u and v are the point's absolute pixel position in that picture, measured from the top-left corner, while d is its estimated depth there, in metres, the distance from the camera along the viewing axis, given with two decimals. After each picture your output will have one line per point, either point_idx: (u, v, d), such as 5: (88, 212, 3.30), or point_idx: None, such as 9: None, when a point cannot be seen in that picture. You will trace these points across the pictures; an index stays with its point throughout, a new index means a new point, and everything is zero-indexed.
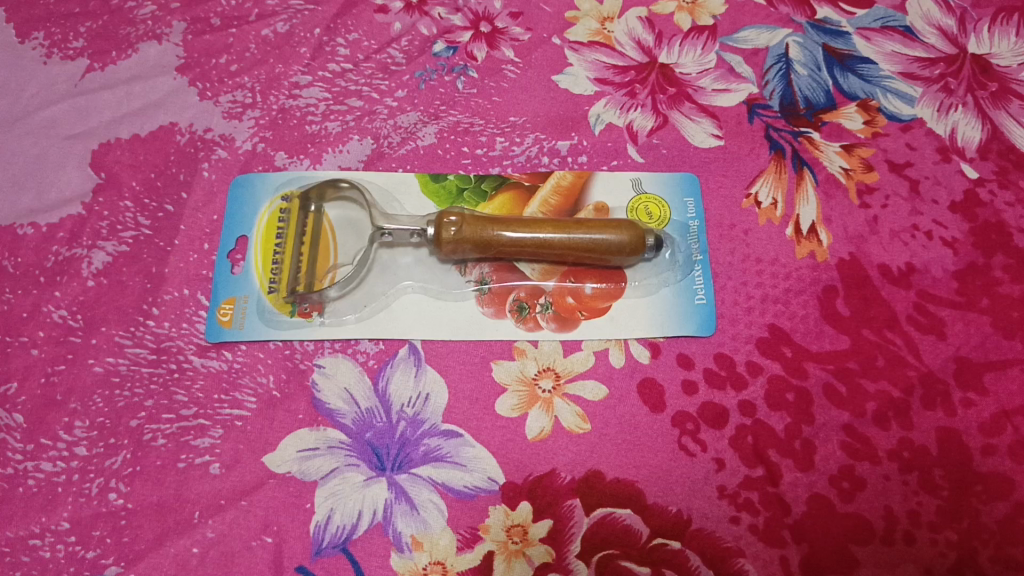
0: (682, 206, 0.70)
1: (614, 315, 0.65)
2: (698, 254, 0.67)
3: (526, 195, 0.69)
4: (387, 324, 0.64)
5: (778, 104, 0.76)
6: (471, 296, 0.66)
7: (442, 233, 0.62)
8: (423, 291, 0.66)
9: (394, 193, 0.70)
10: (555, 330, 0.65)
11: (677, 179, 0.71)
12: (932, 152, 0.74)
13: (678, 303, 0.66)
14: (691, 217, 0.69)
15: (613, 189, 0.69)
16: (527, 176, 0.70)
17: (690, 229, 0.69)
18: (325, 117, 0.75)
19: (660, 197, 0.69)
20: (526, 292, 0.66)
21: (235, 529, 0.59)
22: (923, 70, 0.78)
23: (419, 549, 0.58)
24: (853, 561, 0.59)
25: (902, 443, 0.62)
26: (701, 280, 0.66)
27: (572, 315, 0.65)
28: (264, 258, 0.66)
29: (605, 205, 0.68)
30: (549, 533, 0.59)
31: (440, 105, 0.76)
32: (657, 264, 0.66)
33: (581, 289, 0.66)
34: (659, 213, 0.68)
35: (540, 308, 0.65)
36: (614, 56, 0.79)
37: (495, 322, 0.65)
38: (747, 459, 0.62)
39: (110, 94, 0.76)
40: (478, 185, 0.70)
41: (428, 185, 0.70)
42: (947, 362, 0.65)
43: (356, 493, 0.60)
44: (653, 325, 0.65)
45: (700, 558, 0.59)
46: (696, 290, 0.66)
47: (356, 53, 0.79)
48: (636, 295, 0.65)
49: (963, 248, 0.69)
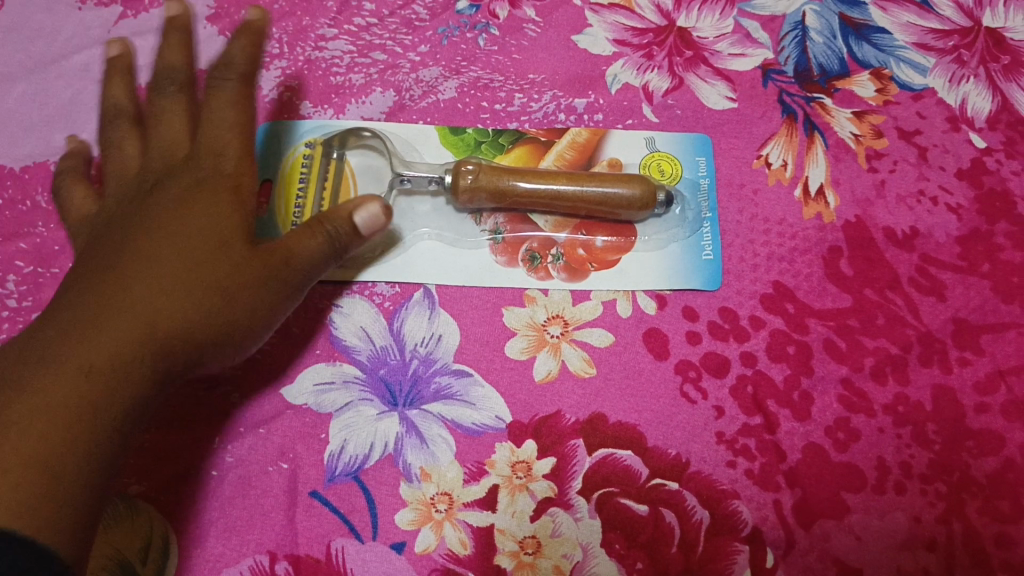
0: (693, 165, 0.72)
1: (624, 268, 0.67)
2: (707, 212, 0.70)
3: (542, 149, 0.72)
4: (405, 268, 0.67)
5: (793, 70, 0.77)
6: (486, 245, 0.68)
7: (459, 181, 0.64)
8: (439, 238, 0.68)
9: (415, 144, 0.73)
10: (565, 280, 0.67)
11: (690, 138, 0.73)
12: (942, 121, 0.75)
13: (685, 258, 0.68)
14: (702, 175, 0.71)
15: (627, 145, 0.72)
16: (543, 132, 0.73)
17: (701, 187, 0.71)
18: (349, 69, 0.77)
19: (672, 155, 0.72)
20: (539, 243, 0.68)
21: (253, 454, 0.62)
22: (937, 41, 0.78)
23: (428, 480, 0.61)
24: (844, 507, 0.61)
25: (898, 398, 0.64)
26: (709, 237, 0.69)
27: (582, 266, 0.68)
28: (286, 202, 0.69)
29: (618, 161, 0.71)
30: (552, 470, 0.62)
31: (461, 61, 0.78)
32: (667, 220, 0.69)
33: (592, 241, 0.68)
34: (670, 170, 0.71)
35: (552, 258, 0.68)
36: (633, 18, 0.80)
37: (507, 270, 0.67)
38: (747, 408, 0.64)
39: (142, 42, 0.79)
40: (496, 138, 0.73)
41: (447, 137, 0.73)
42: (946, 323, 0.67)
43: (369, 426, 0.63)
44: (660, 278, 0.67)
45: (696, 499, 0.61)
46: (704, 247, 0.69)
47: (381, 8, 0.80)
48: (646, 249, 0.68)
49: (967, 214, 0.71)
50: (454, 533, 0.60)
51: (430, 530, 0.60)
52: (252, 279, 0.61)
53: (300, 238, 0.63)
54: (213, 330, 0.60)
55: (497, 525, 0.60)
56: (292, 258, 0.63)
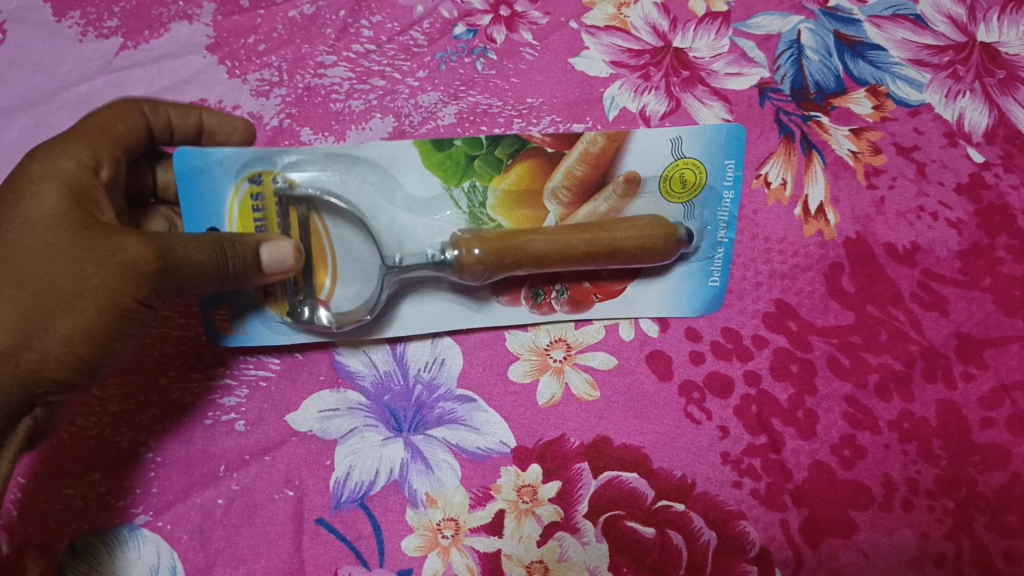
0: (721, 170, 0.66)
1: (629, 296, 0.67)
2: (724, 234, 0.67)
3: (548, 165, 0.65)
4: (411, 325, 0.65)
5: (790, 88, 0.77)
6: (487, 288, 0.66)
7: (463, 265, 0.59)
8: (437, 286, 0.65)
9: (391, 172, 0.64)
10: (567, 312, 0.67)
11: (723, 136, 0.66)
12: (939, 137, 0.75)
13: (689, 284, 0.67)
14: (727, 184, 0.66)
15: (649, 153, 0.65)
16: (550, 138, 0.65)
17: (722, 200, 0.67)
18: (349, 96, 0.78)
19: (697, 163, 0.66)
20: (542, 278, 0.66)
21: (259, 482, 0.62)
22: (932, 57, 0.78)
23: (434, 506, 0.61)
24: (852, 525, 0.61)
25: (903, 414, 0.64)
26: (721, 263, 0.67)
27: (586, 299, 0.67)
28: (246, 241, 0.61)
29: (636, 175, 0.65)
30: (558, 493, 0.62)
31: (459, 86, 0.79)
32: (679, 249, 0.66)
33: (598, 271, 0.66)
34: (694, 182, 0.66)
35: (556, 293, 0.66)
36: (630, 40, 0.80)
37: (508, 310, 0.66)
38: (751, 427, 0.64)
39: (142, 72, 0.78)
40: (491, 152, 0.65)
41: (431, 155, 0.64)
42: (948, 338, 0.67)
43: (374, 452, 0.63)
44: (667, 309, 0.67)
45: (703, 519, 0.61)
46: (712, 273, 0.67)
47: (379, 35, 0.81)
48: (649, 278, 0.67)
49: (967, 228, 0.71)
50: (461, 560, 0.60)
51: (437, 556, 0.60)
52: (74, 286, 0.51)
53: (189, 243, 0.54)
54: (53, 350, 0.51)
55: (504, 551, 0.60)
56: (172, 254, 0.53)
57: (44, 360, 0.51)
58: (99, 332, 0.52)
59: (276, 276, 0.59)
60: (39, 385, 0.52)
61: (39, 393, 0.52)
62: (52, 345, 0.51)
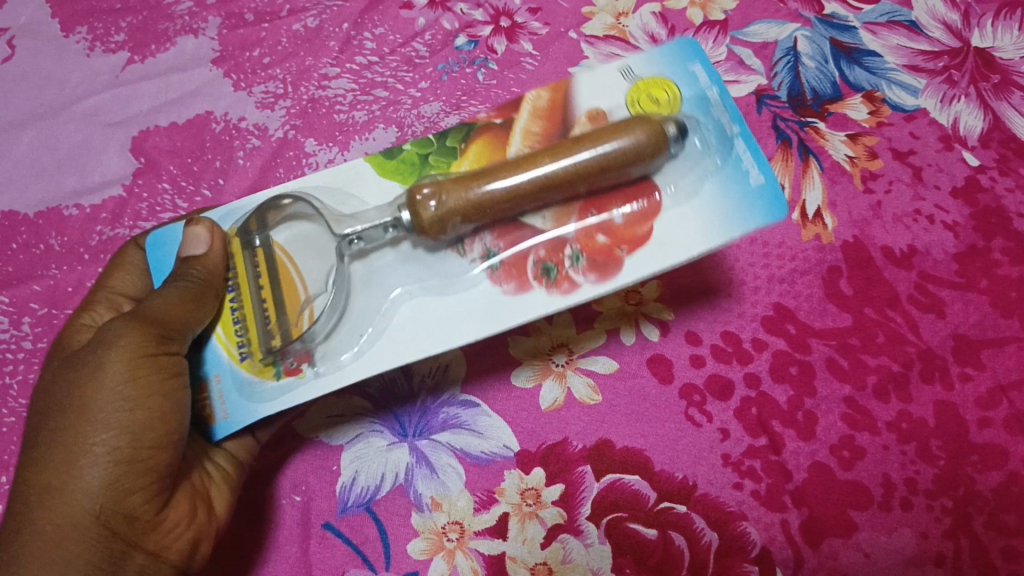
0: (689, 75, 0.60)
1: (660, 236, 0.55)
2: (734, 125, 0.57)
3: (503, 134, 0.61)
4: (398, 344, 0.54)
5: (787, 95, 0.78)
6: (483, 277, 0.56)
7: (421, 212, 0.54)
8: (420, 287, 0.57)
9: (345, 188, 0.61)
10: (596, 281, 0.55)
11: (672, 49, 0.62)
12: (935, 141, 0.76)
13: (729, 190, 0.55)
14: (705, 84, 0.60)
15: (601, 87, 0.61)
16: (495, 113, 0.62)
17: (711, 98, 0.59)
18: (352, 107, 0.79)
19: (662, 78, 0.60)
20: (546, 249, 0.56)
21: (269, 487, 0.63)
22: (927, 62, 0.80)
23: (439, 509, 0.62)
24: (851, 525, 0.62)
25: (901, 415, 0.65)
26: (748, 150, 0.56)
27: (611, 255, 0.56)
28: (220, 319, 0.58)
29: (598, 110, 0.60)
30: (561, 496, 0.62)
31: (461, 96, 0.80)
32: (687, 157, 0.57)
33: (609, 219, 0.57)
34: (664, 93, 0.60)
35: (570, 259, 0.56)
36: (629, 49, 0.81)
37: (519, 297, 0.55)
38: (751, 429, 0.65)
39: (148, 85, 0.80)
40: (443, 144, 0.62)
41: (383, 164, 0.62)
42: (946, 340, 0.68)
43: (380, 457, 0.64)
44: (709, 231, 0.54)
45: (704, 521, 0.62)
46: (748, 170, 0.56)
47: (381, 46, 0.82)
48: (678, 203, 0.56)
49: (964, 231, 0.72)
50: (466, 562, 0.60)
51: (442, 559, 0.60)
52: (94, 370, 0.53)
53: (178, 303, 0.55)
54: (101, 438, 0.51)
55: (509, 553, 0.61)
56: (146, 313, 0.54)
57: (113, 459, 0.51)
58: (131, 398, 0.52)
59: (213, 264, 0.57)
60: (127, 483, 0.51)
61: (130, 500, 0.52)
62: (98, 436, 0.51)
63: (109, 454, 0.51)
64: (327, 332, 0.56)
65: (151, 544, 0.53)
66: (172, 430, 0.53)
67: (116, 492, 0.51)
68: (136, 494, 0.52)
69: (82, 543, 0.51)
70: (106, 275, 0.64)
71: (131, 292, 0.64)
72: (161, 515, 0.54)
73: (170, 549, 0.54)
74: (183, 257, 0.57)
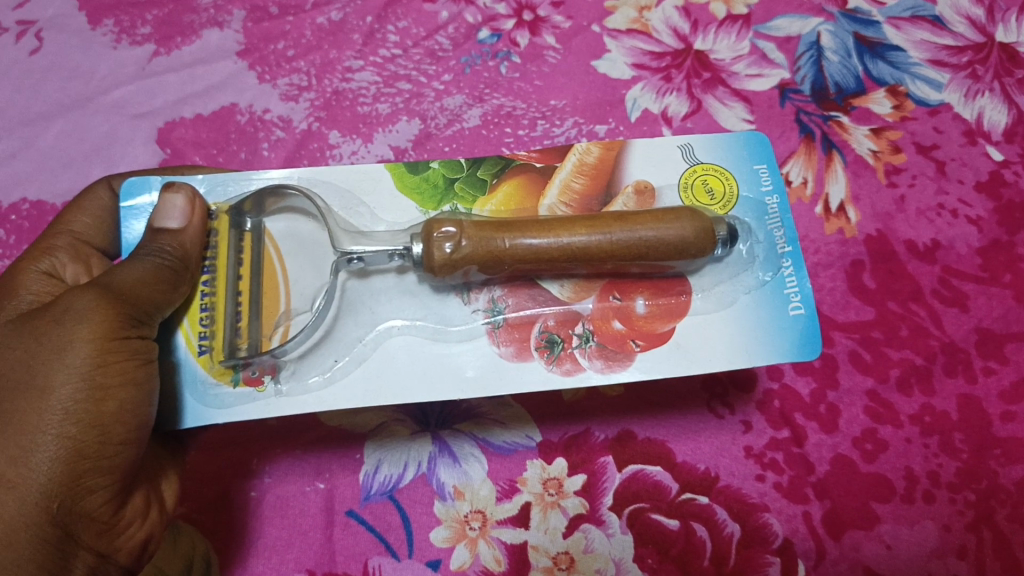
0: (752, 176, 0.59)
1: (682, 341, 0.53)
2: (785, 244, 0.57)
3: (541, 180, 0.60)
4: (370, 384, 0.52)
5: (810, 89, 0.78)
6: (484, 334, 0.54)
7: (434, 252, 0.51)
8: (415, 333, 0.54)
9: (357, 194, 0.58)
10: (601, 368, 0.53)
11: (742, 140, 0.60)
12: (959, 135, 0.75)
13: (766, 317, 0.54)
14: (766, 190, 0.59)
15: (656, 157, 0.59)
16: (537, 155, 0.61)
17: (768, 207, 0.58)
18: (376, 99, 0.80)
19: (722, 168, 0.59)
20: (555, 320, 0.55)
21: (291, 474, 0.64)
22: (951, 57, 0.79)
23: (462, 498, 0.62)
24: (873, 517, 0.62)
25: (924, 408, 0.65)
26: (794, 274, 0.56)
27: (623, 344, 0.54)
28: (187, 305, 0.54)
29: (648, 183, 0.58)
30: (583, 487, 0.63)
31: (484, 88, 0.80)
32: (730, 265, 0.56)
33: (630, 307, 0.55)
34: (721, 186, 0.58)
35: (578, 340, 0.54)
36: (651, 43, 0.81)
37: (517, 365, 0.53)
38: (774, 422, 0.65)
39: (174, 77, 0.80)
40: (473, 173, 0.60)
41: (405, 179, 0.59)
42: (969, 333, 0.67)
43: (402, 446, 0.64)
44: (733, 354, 0.53)
45: (726, 512, 0.62)
46: (791, 299, 0.55)
47: (405, 39, 0.83)
48: (711, 311, 0.54)
49: (988, 226, 0.72)
50: (489, 551, 0.61)
51: (465, 548, 0.61)
52: (54, 351, 0.46)
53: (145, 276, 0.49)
54: (63, 429, 0.45)
55: (531, 542, 0.61)
56: (115, 286, 0.48)
57: (68, 453, 0.45)
58: (98, 386, 0.46)
59: (190, 241, 0.52)
60: (85, 483, 0.46)
61: (86, 501, 0.46)
62: (57, 425, 0.45)
63: (65, 448, 0.45)
64: (300, 354, 0.53)
65: (103, 547, 0.49)
66: (140, 427, 0.48)
67: (70, 490, 0.46)
68: (94, 495, 0.47)
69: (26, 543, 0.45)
70: (68, 217, 0.64)
71: (89, 238, 0.64)
72: (116, 518, 0.49)
73: (122, 550, 0.50)
74: (153, 228, 0.52)
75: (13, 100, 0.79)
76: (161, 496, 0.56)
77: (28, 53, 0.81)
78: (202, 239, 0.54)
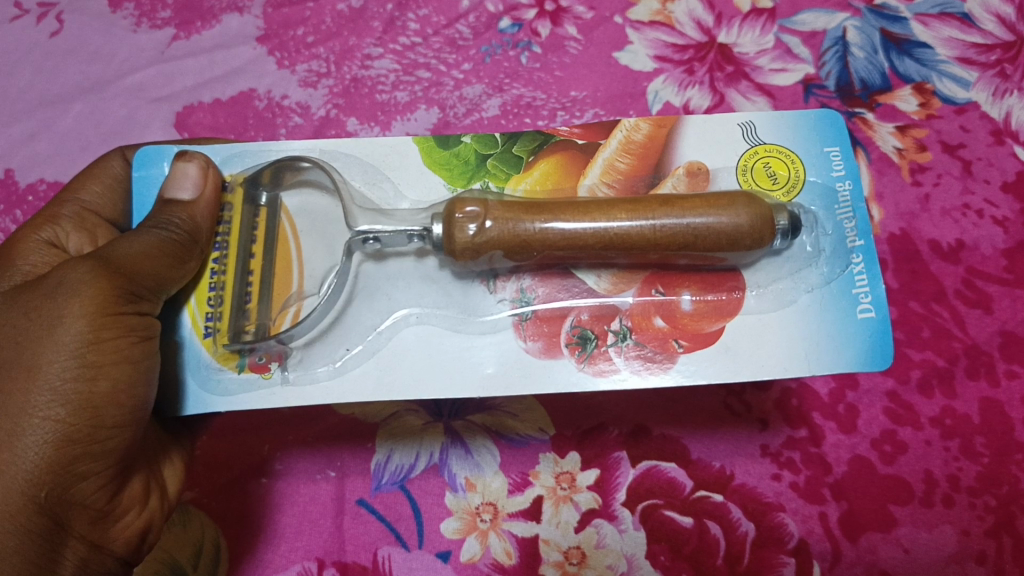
0: (824, 159, 0.57)
1: (730, 345, 0.52)
2: (855, 237, 0.55)
3: (582, 159, 0.59)
4: (382, 376, 0.51)
5: (835, 85, 0.77)
6: (509, 326, 0.53)
7: (456, 233, 0.51)
8: (433, 323, 0.53)
9: (381, 168, 0.58)
10: (639, 368, 0.52)
11: (814, 121, 0.58)
12: (986, 135, 0.74)
13: (825, 320, 0.52)
14: (838, 175, 0.57)
15: (712, 138, 0.58)
16: (578, 132, 0.60)
17: (839, 194, 0.56)
18: (395, 87, 0.79)
19: (789, 149, 0.57)
20: (589, 315, 0.53)
21: (303, 462, 0.63)
22: (979, 55, 0.77)
23: (473, 490, 0.62)
24: (891, 520, 0.61)
25: (945, 411, 0.64)
26: (864, 270, 0.54)
27: (666, 343, 0.52)
28: (196, 284, 0.54)
29: (701, 165, 0.57)
30: (596, 482, 0.62)
31: (504, 78, 0.80)
32: (790, 259, 0.54)
33: (675, 303, 0.54)
34: (785, 169, 0.57)
35: (615, 338, 0.53)
36: (674, 35, 0.80)
37: (544, 361, 0.52)
38: (791, 421, 0.64)
39: (193, 62, 0.80)
40: (508, 150, 0.59)
41: (435, 153, 0.58)
42: (993, 336, 0.66)
43: (414, 437, 0.63)
44: (790, 359, 0.51)
45: (741, 511, 0.61)
46: (858, 299, 0.53)
47: (425, 28, 0.82)
48: (763, 310, 0.53)
49: (1014, 227, 0.71)
50: (499, 543, 0.60)
51: (475, 539, 0.60)
52: (43, 329, 0.45)
53: (145, 254, 0.49)
54: (52, 411, 0.45)
55: (542, 535, 0.60)
56: (114, 263, 0.48)
57: (58, 436, 0.45)
58: (90, 365, 0.46)
59: (200, 212, 0.53)
60: (77, 468, 0.46)
61: (77, 488, 0.46)
62: (45, 407, 0.44)
63: (55, 431, 0.45)
64: (308, 341, 0.53)
65: (96, 536, 0.49)
66: (134, 408, 0.47)
67: (61, 475, 0.45)
68: (86, 481, 0.47)
69: (13, 532, 0.44)
70: (78, 187, 0.64)
71: (97, 210, 0.64)
72: (111, 504, 0.49)
73: (118, 540, 0.50)
74: (166, 199, 0.53)
75: (33, 82, 0.79)
76: (162, 483, 0.56)
77: (48, 35, 0.81)
78: (213, 216, 0.54)
